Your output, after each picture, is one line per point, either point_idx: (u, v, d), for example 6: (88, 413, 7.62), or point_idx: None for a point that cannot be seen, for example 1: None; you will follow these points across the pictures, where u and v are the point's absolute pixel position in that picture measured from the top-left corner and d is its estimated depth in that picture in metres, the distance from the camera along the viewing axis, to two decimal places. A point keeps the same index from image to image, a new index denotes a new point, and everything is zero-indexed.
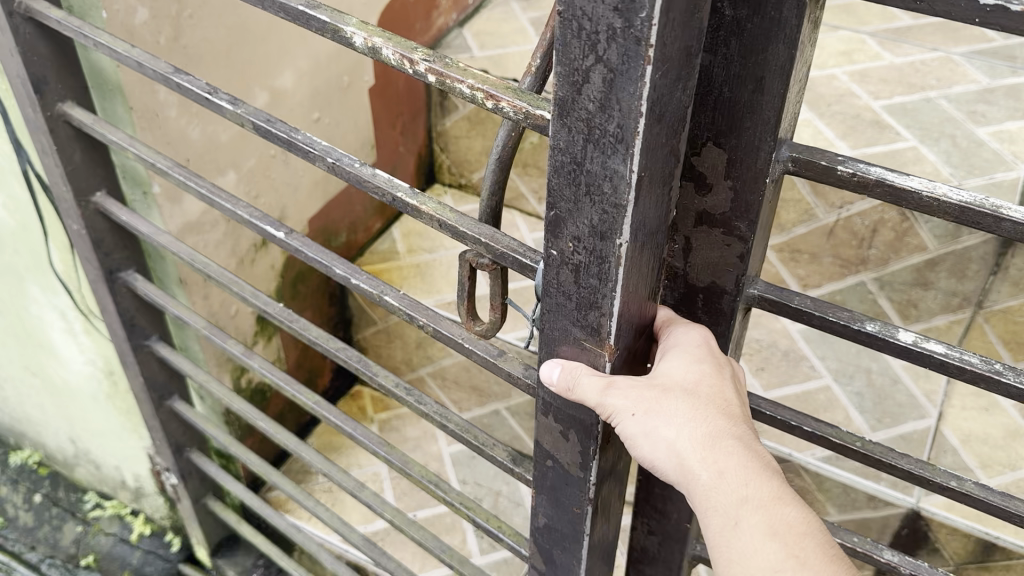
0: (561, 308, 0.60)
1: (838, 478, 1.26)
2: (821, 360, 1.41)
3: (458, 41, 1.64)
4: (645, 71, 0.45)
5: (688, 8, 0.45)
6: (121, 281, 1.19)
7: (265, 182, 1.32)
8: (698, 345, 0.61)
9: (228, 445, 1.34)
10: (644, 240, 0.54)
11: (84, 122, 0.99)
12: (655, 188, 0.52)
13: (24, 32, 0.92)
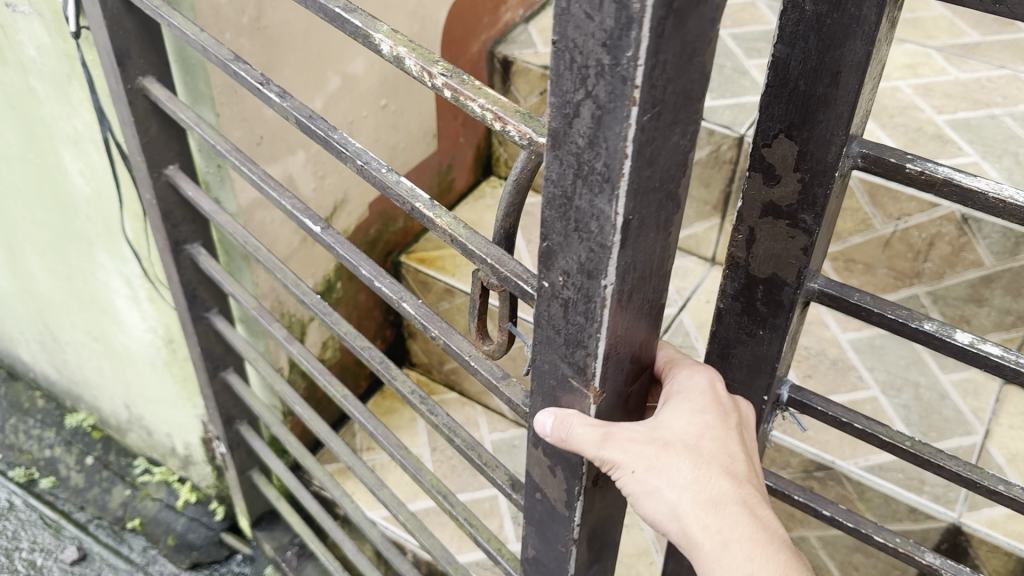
0: (551, 341, 0.60)
1: (880, 488, 1.25)
2: (870, 371, 1.41)
3: (524, 36, 1.66)
4: (631, 113, 0.45)
5: (685, 51, 0.45)
6: (186, 254, 1.24)
7: (331, 164, 1.36)
8: (699, 400, 0.64)
9: (271, 424, 1.38)
10: (633, 282, 0.55)
11: (160, 98, 1.03)
12: (644, 232, 0.52)
13: (112, 6, 0.97)
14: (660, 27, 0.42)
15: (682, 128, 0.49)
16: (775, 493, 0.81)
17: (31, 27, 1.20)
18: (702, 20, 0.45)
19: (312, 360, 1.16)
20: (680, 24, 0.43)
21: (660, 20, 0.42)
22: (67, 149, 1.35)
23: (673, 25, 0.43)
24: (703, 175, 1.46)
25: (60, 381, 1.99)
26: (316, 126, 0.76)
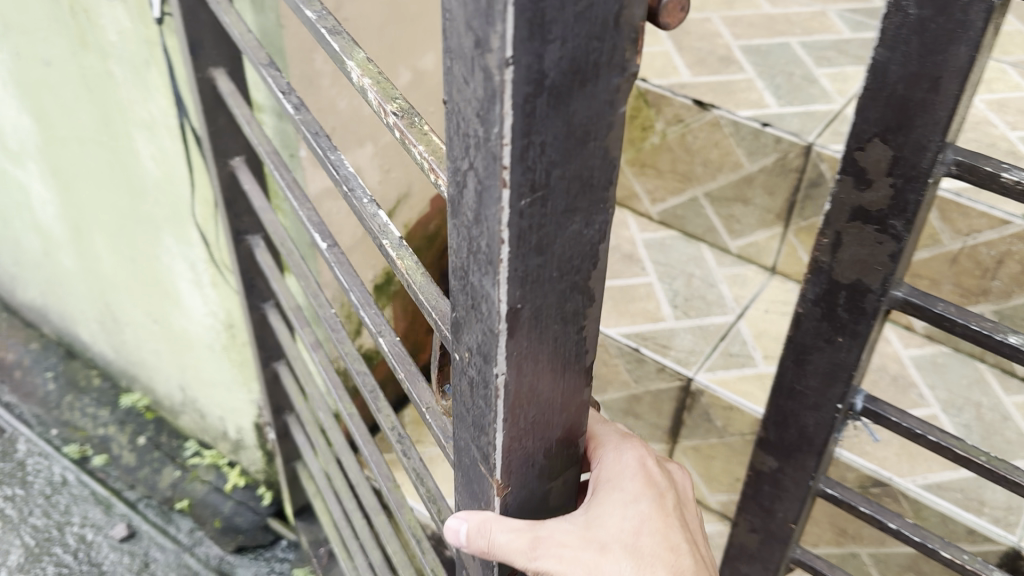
0: (465, 421, 0.57)
1: (938, 507, 1.22)
2: (931, 389, 1.38)
3: None
4: (502, 194, 0.41)
5: (573, 133, 0.41)
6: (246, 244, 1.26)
7: (397, 157, 1.36)
8: (632, 492, 0.63)
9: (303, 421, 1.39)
10: (533, 373, 0.51)
11: (225, 91, 1.06)
12: (539, 322, 0.48)
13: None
14: (530, 105, 0.38)
15: (580, 215, 0.45)
16: (842, 504, 0.80)
17: (114, 11, 1.22)
18: (591, 102, 0.41)
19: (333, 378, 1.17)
20: (560, 103, 0.39)
21: (529, 98, 0.38)
22: (141, 134, 1.38)
23: (549, 104, 0.39)
24: (768, 183, 1.47)
25: (117, 361, 2.03)
26: (319, 144, 0.78)
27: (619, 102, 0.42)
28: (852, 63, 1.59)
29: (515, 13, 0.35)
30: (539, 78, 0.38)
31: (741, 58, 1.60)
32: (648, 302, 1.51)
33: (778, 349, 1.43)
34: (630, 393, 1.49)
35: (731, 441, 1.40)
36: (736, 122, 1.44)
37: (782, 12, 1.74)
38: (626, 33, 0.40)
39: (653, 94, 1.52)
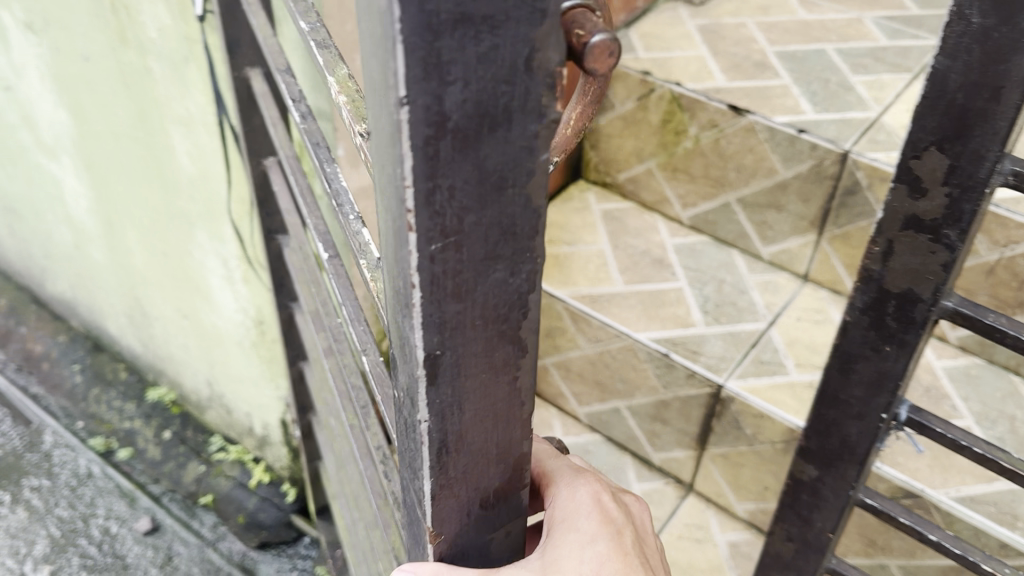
0: (405, 462, 0.53)
1: (971, 521, 1.21)
2: (964, 401, 1.36)
3: (624, 40, 1.65)
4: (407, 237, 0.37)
5: (487, 180, 0.37)
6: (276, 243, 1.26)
7: None
8: (585, 527, 0.58)
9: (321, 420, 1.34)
10: (460, 428, 0.47)
11: (259, 90, 1.06)
12: (465, 375, 0.44)
13: None
14: (432, 148, 0.34)
15: (506, 263, 0.40)
16: (881, 514, 0.80)
17: (155, 8, 1.23)
18: (505, 147, 0.36)
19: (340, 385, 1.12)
20: (466, 149, 0.35)
21: (430, 140, 0.34)
22: (177, 130, 1.39)
23: (455, 148, 0.35)
24: (802, 190, 1.46)
25: (144, 355, 2.04)
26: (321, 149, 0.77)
27: (541, 150, 0.37)
28: (889, 71, 1.58)
29: (403, 51, 0.31)
30: (439, 121, 0.33)
31: (777, 63, 1.59)
32: (678, 307, 1.50)
33: (810, 357, 1.42)
34: (658, 398, 1.49)
35: (762, 449, 1.40)
36: (772, 128, 1.44)
37: (818, 18, 1.72)
38: (541, 78, 0.34)
39: (687, 99, 1.52)
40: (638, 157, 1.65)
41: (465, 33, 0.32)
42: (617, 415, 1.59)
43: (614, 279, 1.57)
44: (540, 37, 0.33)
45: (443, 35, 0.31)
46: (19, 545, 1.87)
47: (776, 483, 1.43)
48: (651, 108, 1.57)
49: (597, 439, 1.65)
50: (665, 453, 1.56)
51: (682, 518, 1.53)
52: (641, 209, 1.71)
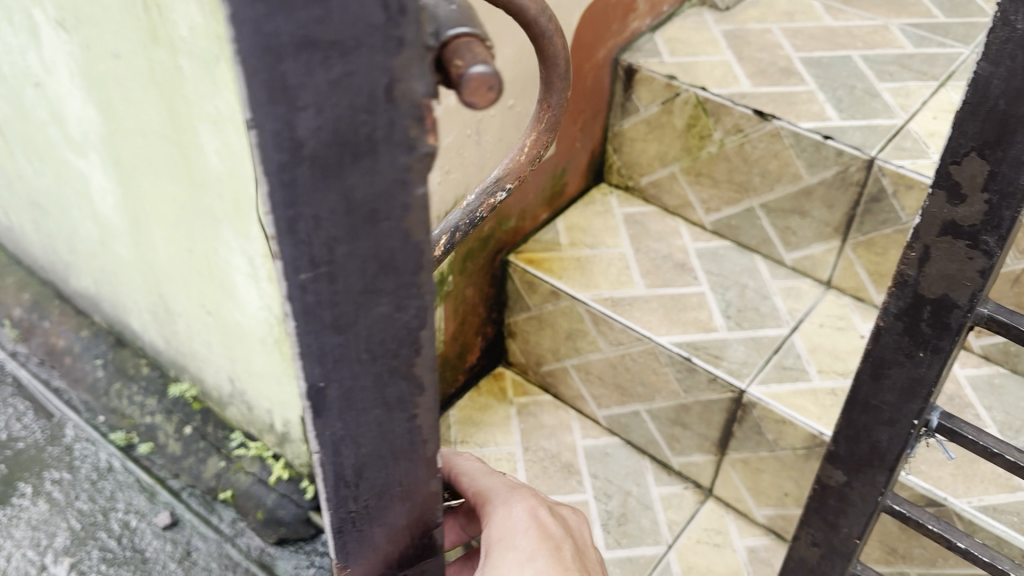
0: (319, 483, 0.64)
1: (994, 530, 1.20)
2: (988, 410, 1.36)
3: (649, 45, 1.65)
4: (280, 265, 0.45)
5: (359, 211, 0.45)
6: None
7: (458, 160, 1.35)
8: (523, 544, 0.79)
9: None
10: (356, 457, 0.57)
11: None
12: (353, 408, 0.54)
13: None
14: (288, 174, 0.41)
15: (389, 300, 0.49)
16: (908, 521, 0.80)
17: (188, 8, 1.25)
18: (374, 177, 0.43)
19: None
20: (328, 176, 0.42)
21: (285, 165, 0.41)
22: (206, 128, 1.40)
23: (315, 174, 0.42)
24: (827, 196, 1.46)
25: (167, 351, 2.06)
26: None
27: (416, 182, 0.45)
28: (915, 78, 1.57)
29: (246, 76, 0.38)
30: (293, 146, 0.41)
31: (802, 70, 1.59)
32: (700, 312, 1.50)
33: (833, 363, 1.42)
34: (679, 402, 1.49)
35: (783, 455, 1.39)
36: (797, 133, 1.44)
37: (844, 25, 1.72)
38: (406, 108, 0.42)
39: (712, 103, 1.52)
40: (661, 161, 1.66)
41: (311, 57, 0.38)
42: (636, 419, 1.60)
43: (636, 282, 1.57)
44: (399, 67, 0.40)
45: (287, 59, 0.38)
46: (40, 537, 1.85)
47: (797, 489, 1.42)
48: (675, 113, 1.58)
49: (616, 442, 1.65)
50: (685, 458, 1.57)
51: (700, 522, 1.53)
52: (663, 213, 1.71)
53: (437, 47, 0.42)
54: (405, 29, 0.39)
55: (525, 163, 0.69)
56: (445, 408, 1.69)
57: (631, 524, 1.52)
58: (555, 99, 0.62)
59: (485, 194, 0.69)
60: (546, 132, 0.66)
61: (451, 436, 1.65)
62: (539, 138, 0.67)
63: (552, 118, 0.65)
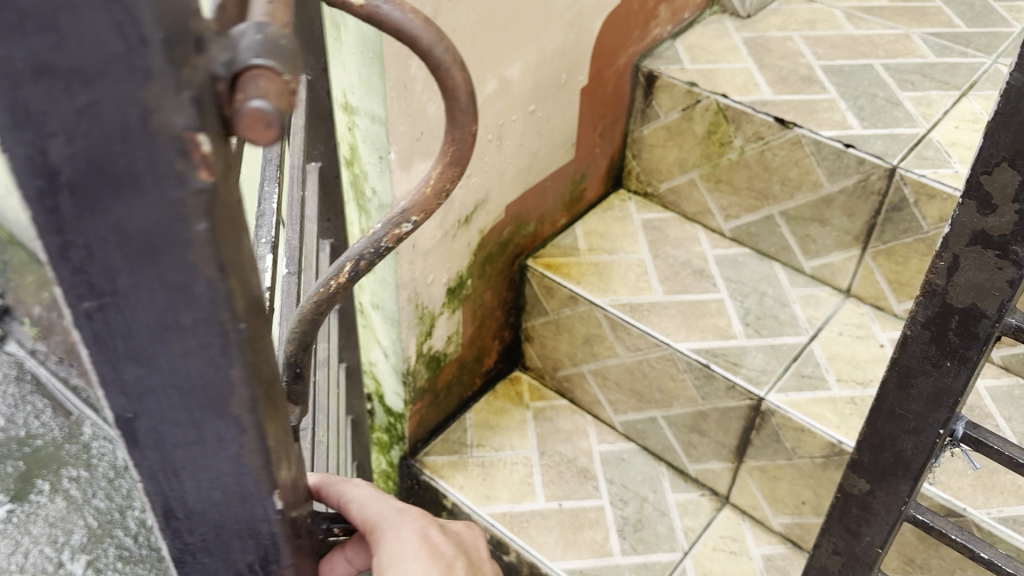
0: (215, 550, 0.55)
1: (1014, 541, 1.20)
2: (1008, 421, 1.35)
3: (670, 52, 1.66)
4: (56, 291, 0.34)
5: (138, 247, 0.33)
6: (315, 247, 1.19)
7: (479, 164, 1.35)
8: (415, 572, 0.61)
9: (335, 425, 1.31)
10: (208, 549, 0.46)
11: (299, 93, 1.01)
12: (191, 493, 0.43)
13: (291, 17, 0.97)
14: (48, 203, 0.31)
15: (212, 353, 0.37)
16: (931, 530, 0.80)
17: None
18: (148, 210, 0.32)
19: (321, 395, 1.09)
20: (93, 208, 0.31)
21: (43, 194, 0.31)
22: None
23: (78, 204, 0.31)
24: (847, 205, 1.46)
25: None
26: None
27: (195, 217, 0.32)
28: (937, 88, 1.57)
29: None
30: (48, 173, 0.31)
31: (824, 78, 1.59)
32: (718, 319, 1.50)
33: (852, 372, 1.41)
34: (697, 409, 1.49)
35: (801, 463, 1.39)
36: (818, 141, 1.44)
37: (865, 33, 1.72)
38: (167, 142, 0.30)
39: (733, 111, 1.52)
40: (680, 167, 1.66)
41: (50, 85, 0.29)
42: (653, 425, 1.60)
43: (654, 288, 1.57)
44: (153, 97, 0.29)
45: (25, 83, 0.29)
46: (57, 534, 1.92)
47: (814, 498, 1.42)
48: (696, 119, 1.58)
49: (632, 448, 1.65)
50: (701, 465, 1.57)
51: (716, 530, 1.52)
52: (682, 220, 1.71)
53: (225, 81, 0.31)
54: (152, 58, 0.29)
55: (435, 196, 0.51)
56: (461, 410, 1.70)
57: (647, 530, 1.52)
58: (465, 110, 0.46)
59: (387, 224, 0.51)
60: (453, 164, 0.49)
61: (467, 439, 1.65)
62: (448, 175, 0.50)
63: (464, 147, 0.48)
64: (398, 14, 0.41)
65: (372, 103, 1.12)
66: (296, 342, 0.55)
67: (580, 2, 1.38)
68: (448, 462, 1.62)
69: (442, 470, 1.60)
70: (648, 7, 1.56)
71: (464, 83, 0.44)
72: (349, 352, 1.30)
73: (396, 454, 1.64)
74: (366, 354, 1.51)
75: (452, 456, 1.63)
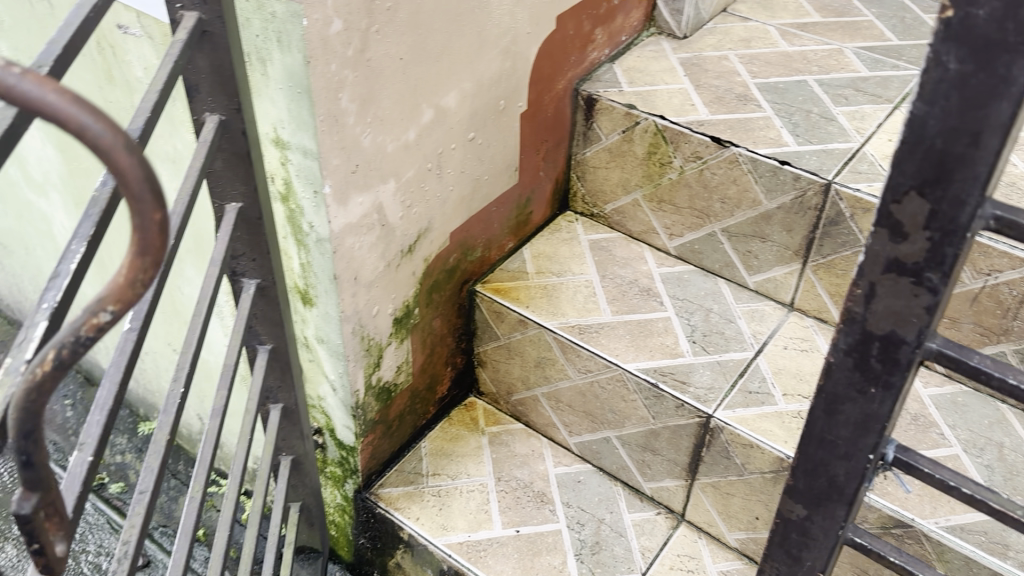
0: None
1: (961, 550, 1.21)
2: (952, 429, 1.37)
3: (609, 74, 1.67)
4: None
5: None
6: (239, 286, 1.13)
7: (419, 194, 1.35)
8: None
9: (260, 471, 1.27)
10: None
11: (204, 139, 0.97)
12: None
13: (198, 64, 0.94)
14: None
15: None
16: (871, 553, 0.80)
17: (141, 49, 1.24)
18: None
19: (213, 440, 1.08)
20: None
21: None
22: (166, 170, 1.35)
23: None
24: (786, 220, 1.48)
25: (136, 390, 2.07)
26: (79, 225, 0.69)
27: None
28: (869, 101, 1.60)
29: None
30: None
31: (759, 95, 1.62)
32: (666, 337, 1.51)
33: (797, 386, 1.43)
34: (649, 428, 1.50)
35: (751, 479, 1.40)
36: (755, 159, 1.45)
37: (799, 50, 1.75)
38: None
39: (671, 132, 1.53)
40: (624, 187, 1.67)
41: None
42: (607, 445, 1.60)
43: (602, 309, 1.57)
44: None
45: None
46: None
47: (767, 513, 1.43)
48: (636, 141, 1.59)
49: (588, 470, 1.65)
50: (656, 483, 1.57)
51: (673, 549, 1.52)
52: (628, 240, 1.72)
53: None
54: None
55: (128, 286, 0.49)
56: (417, 440, 1.69)
57: (605, 553, 1.51)
58: (142, 196, 0.46)
59: (85, 312, 0.50)
60: (143, 253, 0.48)
61: (423, 469, 1.64)
62: (140, 265, 0.48)
63: (151, 235, 0.47)
64: (37, 92, 0.43)
65: (304, 138, 1.11)
66: (16, 428, 0.56)
67: (514, 29, 1.38)
68: (402, 493, 1.60)
69: (398, 501, 1.58)
70: (584, 32, 1.58)
71: (130, 165, 0.45)
72: (288, 392, 1.28)
73: (350, 489, 1.61)
74: (314, 390, 1.49)
75: (408, 487, 1.61)
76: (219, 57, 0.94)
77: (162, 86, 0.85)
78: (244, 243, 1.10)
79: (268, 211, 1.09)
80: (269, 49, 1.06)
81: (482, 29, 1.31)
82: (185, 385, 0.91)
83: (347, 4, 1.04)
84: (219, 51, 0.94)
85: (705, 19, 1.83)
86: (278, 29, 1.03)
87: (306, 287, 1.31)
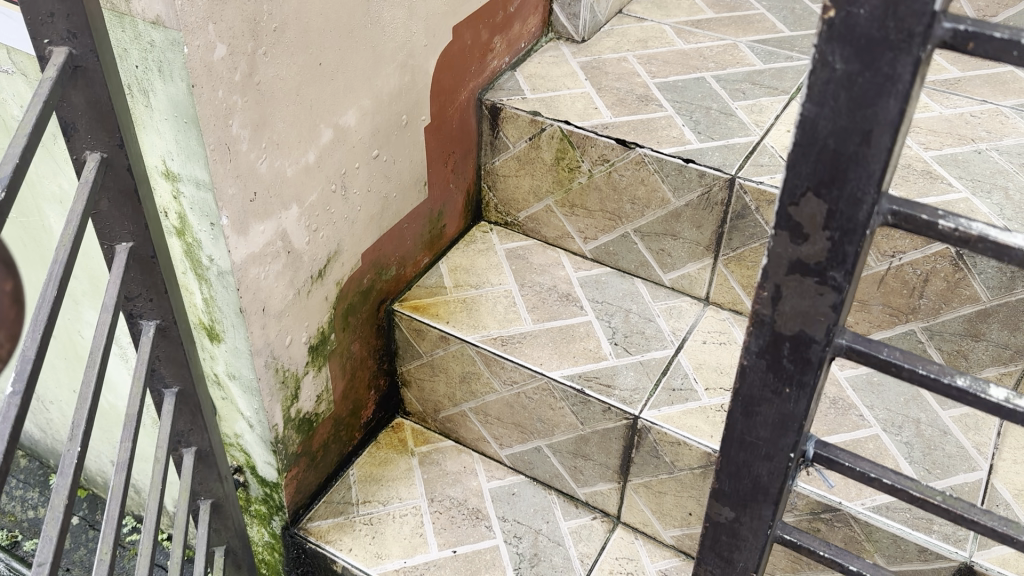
0: None
1: (889, 529, 1.24)
2: (870, 410, 1.39)
3: (511, 83, 1.66)
4: None
5: None
6: (138, 328, 1.08)
7: (325, 217, 1.31)
8: None
9: (176, 517, 1.21)
10: None
11: (86, 178, 0.91)
12: None
13: (73, 100, 0.89)
14: None
15: None
16: (800, 549, 0.80)
17: (14, 84, 1.17)
18: None
19: (121, 494, 1.02)
20: None
21: None
22: (52, 210, 1.28)
23: None
24: (694, 217, 1.49)
25: (43, 440, 1.97)
26: None
27: None
28: (766, 94, 1.62)
29: None
30: None
31: (659, 95, 1.63)
32: (588, 342, 1.50)
33: (718, 380, 1.44)
34: (578, 434, 1.49)
35: (681, 475, 1.40)
36: (660, 159, 1.46)
37: (695, 47, 1.77)
38: None
39: (577, 136, 1.53)
40: (535, 194, 1.67)
41: None
42: (538, 454, 1.59)
43: (524, 318, 1.55)
44: None
45: None
46: None
47: (699, 508, 1.43)
48: (543, 147, 1.58)
49: (521, 480, 1.63)
50: (590, 488, 1.56)
51: (611, 552, 1.52)
52: (543, 246, 1.71)
53: None
54: None
55: None
56: (345, 467, 1.64)
57: (544, 564, 1.49)
58: None
59: None
60: None
61: (353, 496, 1.60)
62: None
63: None
64: None
65: (195, 169, 1.07)
66: None
67: (410, 43, 1.35)
68: (333, 524, 1.55)
69: (329, 534, 1.53)
70: (482, 41, 1.56)
71: None
72: (201, 434, 1.23)
73: (278, 525, 1.56)
74: (230, 428, 1.44)
75: (338, 518, 1.56)
76: (95, 91, 0.89)
77: (31, 128, 0.79)
78: (139, 283, 1.05)
79: (163, 248, 1.04)
80: (150, 79, 1.01)
81: (376, 44, 1.27)
82: (82, 443, 0.89)
83: (229, 28, 1.00)
84: (94, 86, 0.89)
85: (602, 22, 1.84)
86: (158, 58, 0.98)
87: (212, 322, 1.26)
